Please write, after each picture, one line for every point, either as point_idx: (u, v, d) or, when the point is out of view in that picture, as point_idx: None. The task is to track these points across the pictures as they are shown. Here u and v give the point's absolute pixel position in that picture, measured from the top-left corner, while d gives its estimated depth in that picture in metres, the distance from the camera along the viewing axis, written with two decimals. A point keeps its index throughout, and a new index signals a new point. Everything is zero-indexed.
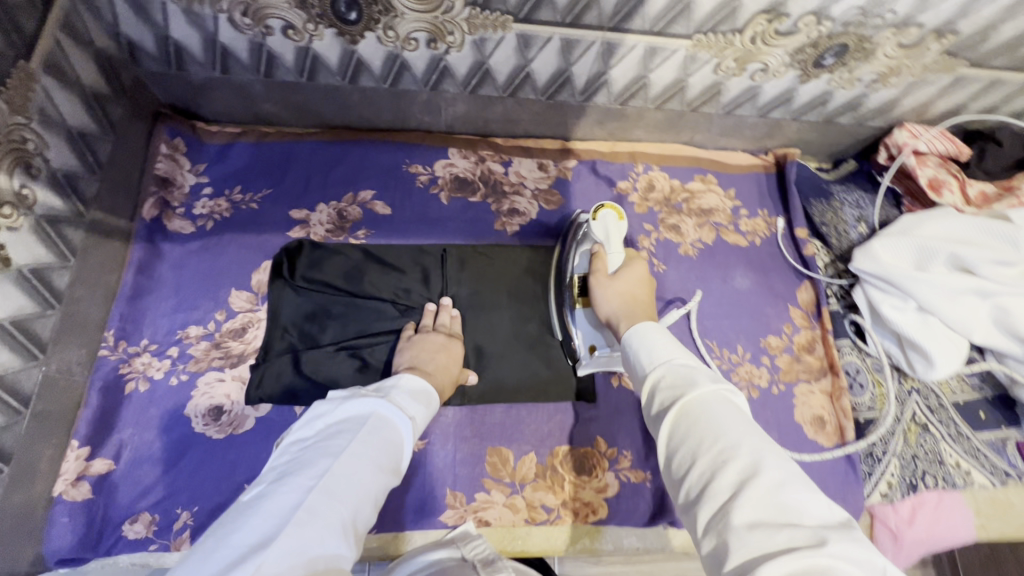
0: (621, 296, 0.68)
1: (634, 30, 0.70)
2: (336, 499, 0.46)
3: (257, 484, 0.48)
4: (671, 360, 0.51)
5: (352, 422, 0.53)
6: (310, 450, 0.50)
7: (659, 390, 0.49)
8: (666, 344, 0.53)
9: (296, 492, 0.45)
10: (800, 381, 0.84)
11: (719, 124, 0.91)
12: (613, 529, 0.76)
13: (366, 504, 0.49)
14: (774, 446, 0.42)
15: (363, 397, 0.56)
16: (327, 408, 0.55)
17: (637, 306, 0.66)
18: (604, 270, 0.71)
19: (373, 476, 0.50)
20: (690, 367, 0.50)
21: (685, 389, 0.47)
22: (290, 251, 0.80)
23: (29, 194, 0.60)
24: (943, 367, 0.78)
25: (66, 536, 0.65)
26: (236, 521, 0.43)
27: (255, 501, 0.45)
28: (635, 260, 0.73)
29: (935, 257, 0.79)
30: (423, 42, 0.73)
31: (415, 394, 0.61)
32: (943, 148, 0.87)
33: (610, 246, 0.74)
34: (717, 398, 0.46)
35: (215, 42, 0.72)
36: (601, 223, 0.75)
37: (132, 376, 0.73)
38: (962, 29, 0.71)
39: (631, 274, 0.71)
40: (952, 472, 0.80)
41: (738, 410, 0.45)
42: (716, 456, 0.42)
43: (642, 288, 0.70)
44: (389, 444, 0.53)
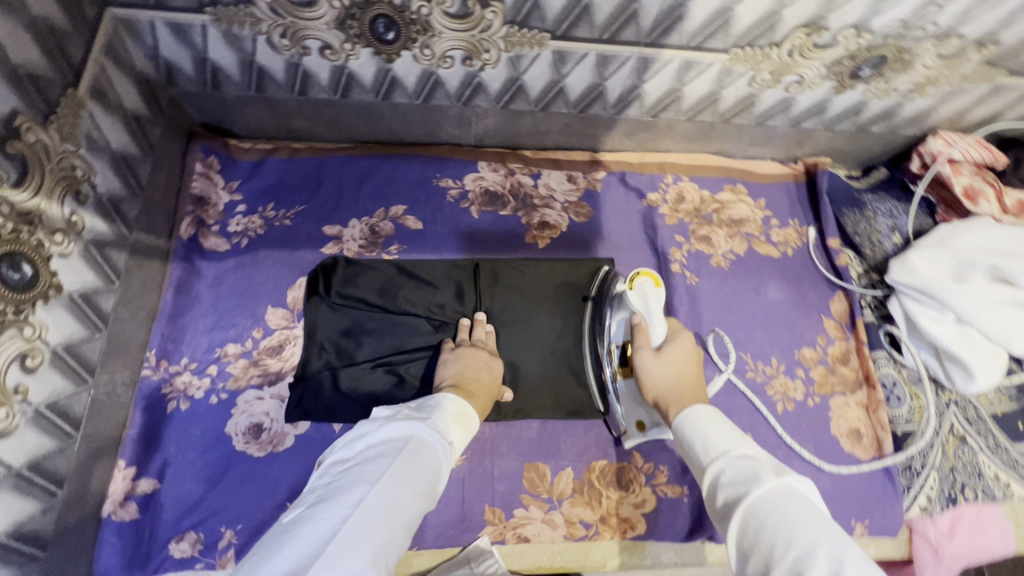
0: (668, 379, 0.64)
1: (671, 45, 0.70)
2: (370, 530, 0.46)
3: (296, 507, 0.49)
4: (729, 451, 0.52)
5: (389, 446, 0.54)
6: (347, 476, 0.50)
7: (723, 485, 0.50)
8: (721, 429, 0.54)
9: (331, 521, 0.45)
10: (835, 393, 0.84)
11: (750, 134, 0.91)
12: (651, 544, 0.76)
13: (399, 532, 0.48)
14: (850, 546, 0.41)
15: (402, 420, 0.56)
16: (368, 429, 0.56)
17: (686, 389, 0.63)
18: (648, 347, 0.67)
19: (408, 503, 0.50)
20: (751, 459, 0.50)
21: (748, 488, 0.47)
22: (325, 268, 0.81)
23: (78, 220, 0.61)
24: (983, 380, 0.77)
25: (116, 555, 0.66)
26: (272, 547, 0.44)
27: (291, 526, 0.46)
28: (681, 331, 0.68)
29: (974, 269, 0.78)
30: (459, 60, 0.73)
31: (454, 417, 0.61)
32: (978, 156, 0.86)
33: (651, 318, 0.68)
34: (784, 496, 0.45)
35: (252, 63, 0.73)
36: (639, 295, 0.69)
37: (174, 395, 0.73)
38: (1004, 40, 0.70)
39: (676, 348, 0.66)
40: (991, 484, 0.79)
41: (807, 508, 0.44)
42: (789, 564, 0.41)
43: (689, 364, 0.66)
44: (426, 470, 0.53)
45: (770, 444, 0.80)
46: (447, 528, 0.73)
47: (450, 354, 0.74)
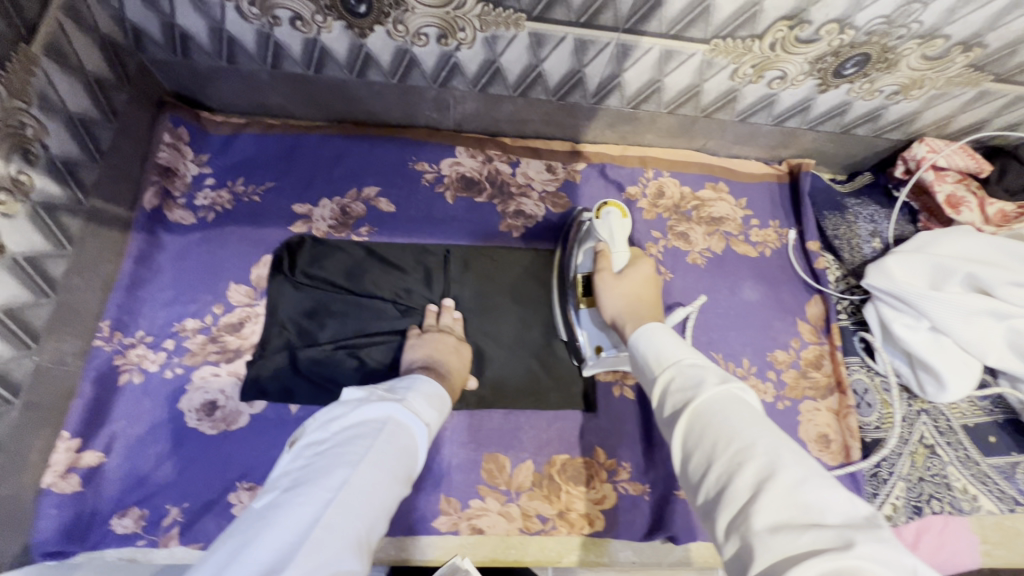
0: (626, 297, 0.66)
1: (650, 32, 0.68)
2: (353, 516, 0.43)
3: (267, 493, 0.44)
4: (681, 361, 0.49)
5: (369, 427, 0.50)
6: (325, 458, 0.46)
7: (670, 392, 0.47)
8: (673, 344, 0.52)
9: (312, 507, 0.41)
10: (806, 398, 0.83)
11: (733, 132, 0.89)
12: (609, 541, 0.74)
13: (381, 517, 0.46)
14: (789, 441, 0.40)
15: (379, 401, 0.53)
16: (342, 410, 0.51)
17: (642, 306, 0.64)
18: (609, 270, 0.69)
19: (390, 487, 0.47)
20: (700, 366, 0.48)
21: (696, 391, 0.45)
22: (291, 247, 0.79)
23: (26, 180, 0.59)
24: (954, 390, 0.76)
25: (54, 527, 0.64)
26: (245, 535, 0.40)
27: (265, 512, 0.42)
28: (642, 258, 0.70)
29: (951, 276, 0.77)
30: (433, 38, 0.71)
31: (430, 398, 0.59)
32: (962, 164, 0.85)
33: (614, 245, 0.71)
34: (728, 397, 0.43)
35: (222, 31, 0.71)
36: (604, 223, 0.72)
37: (127, 368, 0.72)
38: (990, 43, 0.69)
39: (636, 272, 0.69)
40: (959, 497, 0.78)
41: (751, 408, 0.43)
42: (730, 458, 0.39)
43: (647, 288, 0.67)
44: (406, 452, 0.51)
45: None
46: (400, 516, 0.72)
47: (417, 338, 0.73)
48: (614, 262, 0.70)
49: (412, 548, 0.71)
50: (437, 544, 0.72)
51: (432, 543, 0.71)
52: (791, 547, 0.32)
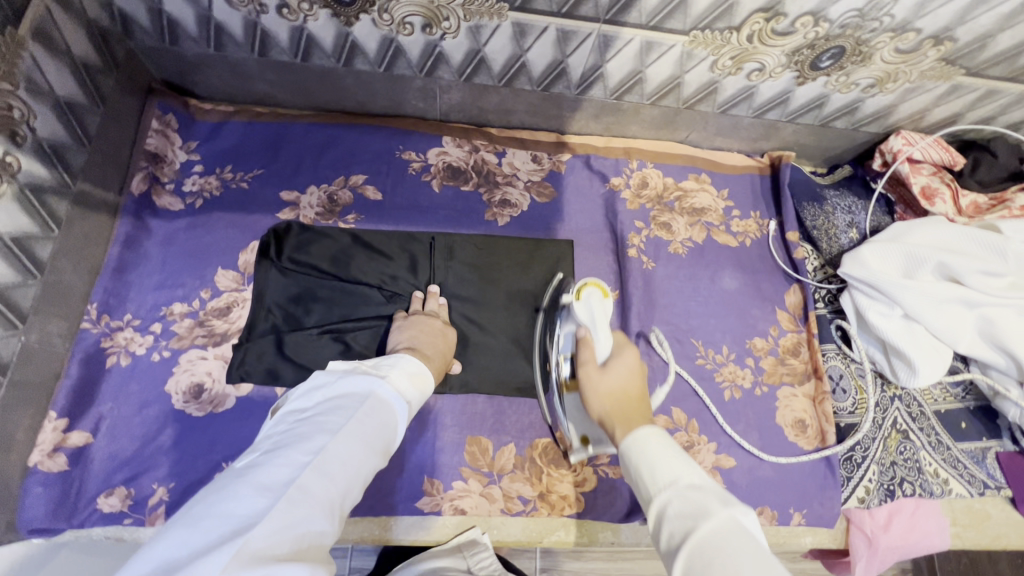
0: (612, 395, 0.62)
1: (630, 23, 0.70)
2: (328, 480, 0.45)
3: (248, 454, 0.46)
4: (677, 482, 0.48)
5: (350, 398, 0.52)
6: (306, 425, 0.48)
7: (668, 519, 0.46)
8: (667, 453, 0.51)
9: (290, 467, 0.43)
10: (783, 384, 0.84)
11: (715, 124, 0.91)
12: (591, 523, 0.76)
13: (356, 484, 0.48)
14: None
15: (361, 374, 0.55)
16: (326, 381, 0.53)
17: (628, 405, 0.60)
18: (592, 361, 0.66)
19: (366, 457, 0.49)
20: (699, 489, 0.47)
21: (695, 523, 0.43)
22: (278, 233, 0.80)
23: (13, 162, 0.60)
24: (925, 375, 0.78)
25: (41, 506, 0.65)
26: (223, 489, 0.42)
27: (245, 470, 0.43)
28: (626, 346, 0.67)
29: (922, 265, 0.79)
30: (418, 27, 0.72)
31: (413, 378, 0.60)
32: (937, 157, 0.87)
33: (596, 330, 0.69)
34: (729, 532, 0.42)
35: (209, 19, 0.72)
36: (584, 304, 0.72)
37: (114, 350, 0.73)
38: (960, 37, 0.70)
39: (621, 363, 0.65)
40: (930, 480, 0.81)
41: (756, 545, 0.41)
42: None
43: (633, 381, 0.64)
44: (384, 425, 0.52)
45: (713, 430, 0.81)
46: (384, 498, 0.73)
47: (403, 321, 0.74)
48: (596, 351, 0.67)
49: (397, 528, 0.73)
50: (420, 525, 0.73)
51: (416, 524, 0.73)
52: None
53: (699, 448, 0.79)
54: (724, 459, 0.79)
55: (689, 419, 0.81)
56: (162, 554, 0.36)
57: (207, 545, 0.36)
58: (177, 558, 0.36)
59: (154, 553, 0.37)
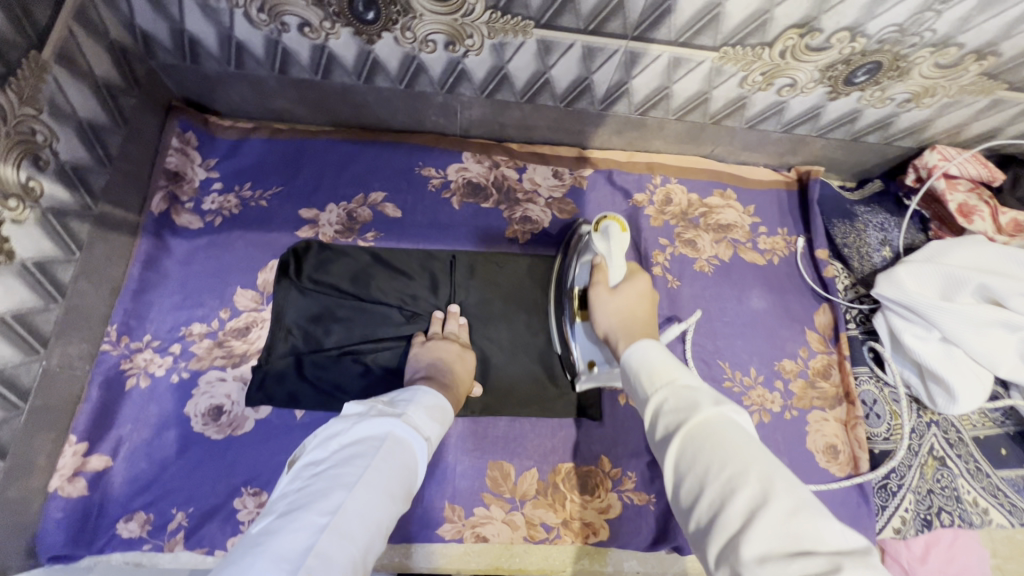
0: (620, 313, 0.63)
1: (659, 40, 0.68)
2: (347, 540, 0.43)
3: (264, 516, 0.44)
4: (673, 382, 0.48)
5: (366, 446, 0.49)
6: (321, 480, 0.46)
7: (664, 414, 0.46)
8: (665, 362, 0.50)
9: (307, 532, 0.41)
10: (813, 408, 0.82)
11: (741, 138, 0.89)
12: (614, 551, 0.74)
13: (377, 538, 0.46)
14: (782, 467, 0.40)
15: (376, 417, 0.53)
16: (340, 427, 0.51)
17: (635, 324, 0.61)
18: (603, 283, 0.67)
19: (386, 507, 0.47)
20: (695, 388, 0.47)
21: (690, 415, 0.44)
22: (298, 252, 0.79)
23: (36, 186, 0.59)
24: (965, 402, 0.75)
25: (60, 531, 0.64)
26: (240, 560, 0.40)
27: (261, 538, 0.41)
28: (639, 273, 0.68)
29: (962, 287, 0.75)
30: (441, 44, 0.71)
31: (430, 410, 0.59)
32: (975, 172, 0.84)
33: (611, 259, 0.68)
34: (721, 423, 0.43)
35: (231, 38, 0.72)
36: (602, 237, 0.69)
37: (133, 372, 0.72)
38: (1004, 51, 0.67)
39: (632, 287, 0.66)
40: (969, 509, 0.77)
41: (742, 432, 0.42)
42: (723, 485, 0.39)
43: (642, 304, 0.65)
44: (404, 469, 0.50)
45: None
46: (403, 523, 0.72)
47: (422, 345, 0.73)
48: (609, 275, 0.67)
49: (415, 555, 0.71)
50: (440, 552, 0.71)
51: (436, 550, 0.71)
52: (781, 574, 0.32)
53: None
54: None
55: None
56: None
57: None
58: None
59: None
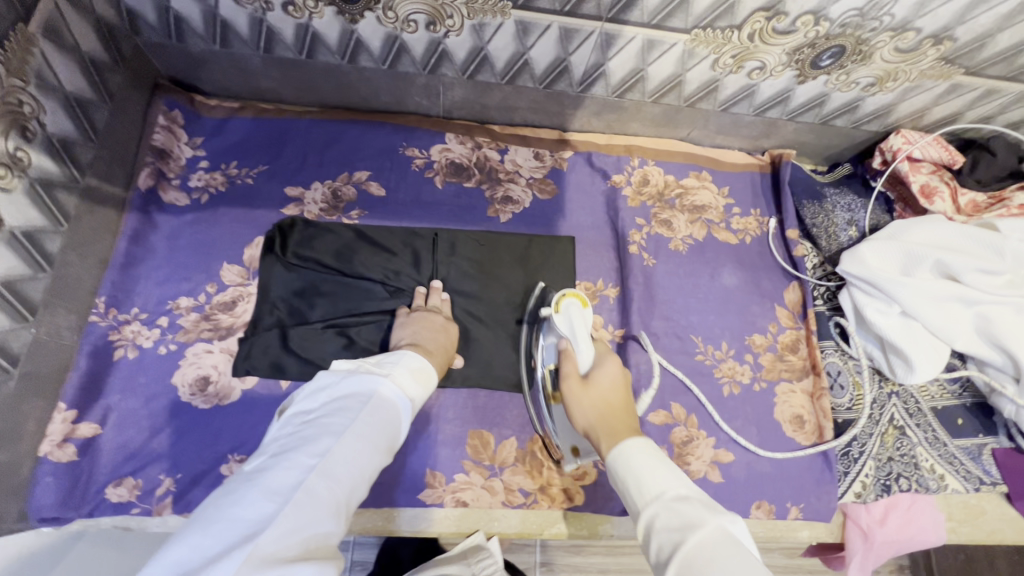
0: (595, 407, 0.64)
1: (632, 22, 0.70)
2: (333, 481, 0.45)
3: (258, 457, 0.47)
4: (665, 494, 0.50)
5: (355, 399, 0.52)
6: (312, 427, 0.49)
7: (658, 532, 0.48)
8: (654, 468, 0.53)
9: (296, 471, 0.44)
10: (781, 380, 0.85)
11: (716, 122, 0.92)
12: (590, 515, 0.77)
13: (361, 484, 0.49)
14: None
15: (364, 374, 0.55)
16: (330, 381, 0.54)
17: (612, 416, 0.62)
18: (574, 373, 0.68)
19: (371, 456, 0.50)
20: (686, 501, 0.49)
21: (684, 535, 0.46)
22: (283, 229, 0.81)
23: (23, 157, 0.61)
24: (922, 371, 0.79)
25: (50, 494, 0.66)
26: (234, 494, 0.43)
27: (254, 474, 0.44)
28: (607, 356, 0.69)
29: (920, 263, 0.79)
30: (422, 24, 0.73)
31: (415, 372, 0.61)
32: (936, 155, 0.88)
33: (577, 342, 0.70)
34: (716, 542, 0.44)
35: (216, 16, 0.73)
36: (565, 317, 0.72)
37: (121, 343, 0.74)
38: (959, 36, 0.71)
39: (603, 373, 0.67)
40: (926, 476, 0.82)
41: (739, 552, 0.44)
42: None
43: (616, 390, 0.66)
44: (388, 423, 0.53)
45: (713, 425, 0.82)
46: (388, 489, 0.74)
47: (406, 317, 0.75)
48: (578, 362, 0.69)
49: (399, 519, 0.74)
50: (422, 516, 0.74)
51: (419, 514, 0.74)
52: None
53: (698, 443, 0.80)
54: (722, 454, 0.80)
55: (689, 414, 0.82)
56: (176, 557, 0.38)
57: (219, 551, 0.38)
58: (193, 562, 0.37)
59: (167, 556, 0.38)
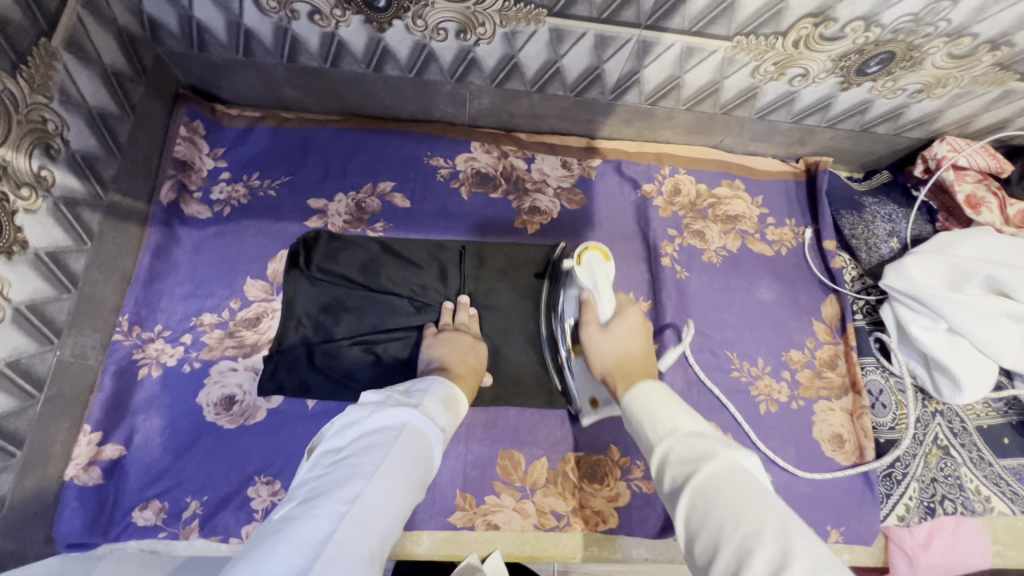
0: (614, 353, 0.63)
1: (672, 29, 0.67)
2: (365, 528, 0.42)
3: (286, 501, 0.44)
4: (678, 428, 0.48)
5: (384, 434, 0.50)
6: (342, 467, 0.46)
7: (670, 464, 0.46)
8: (669, 406, 0.50)
9: (327, 519, 0.41)
10: (820, 398, 0.82)
11: (751, 129, 0.89)
12: (623, 538, 0.75)
13: (394, 527, 0.46)
14: (799, 523, 0.38)
15: (393, 406, 0.53)
16: (358, 415, 0.52)
17: (632, 364, 0.61)
18: (594, 322, 0.65)
19: (404, 496, 0.47)
20: (700, 436, 0.47)
21: (697, 465, 0.43)
22: (307, 242, 0.78)
23: (47, 175, 0.59)
24: (971, 392, 0.75)
25: (76, 518, 0.65)
26: (261, 545, 0.39)
27: (281, 523, 0.41)
28: (629, 308, 0.66)
29: (971, 278, 0.76)
30: (452, 32, 0.70)
31: (444, 403, 0.59)
32: (983, 163, 0.84)
33: (600, 293, 0.66)
34: (732, 473, 0.42)
35: (239, 25, 0.71)
36: (586, 269, 0.67)
37: (145, 362, 0.72)
38: (1018, 42, 0.67)
39: (624, 323, 0.65)
40: (971, 498, 0.78)
41: (755, 483, 0.41)
42: (738, 545, 0.37)
43: (636, 339, 0.64)
44: (420, 460, 0.50)
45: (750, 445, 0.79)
46: (416, 511, 0.72)
47: (433, 337, 0.72)
48: (600, 312, 0.66)
49: (428, 541, 0.72)
50: (452, 539, 0.72)
51: (449, 537, 0.72)
52: None
53: None
54: None
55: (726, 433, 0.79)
56: None
57: None
58: None
59: None
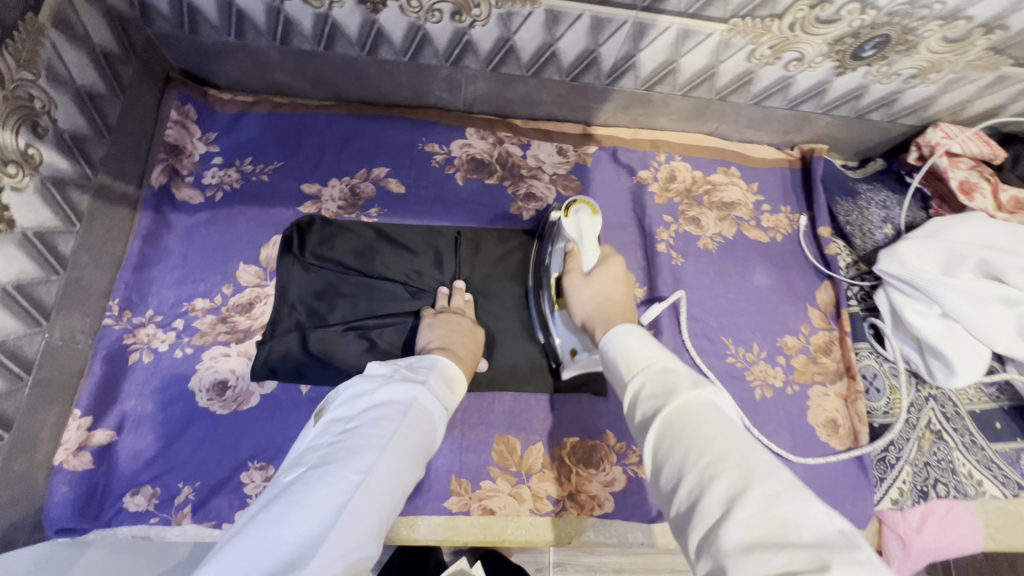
0: (594, 298, 0.63)
1: (668, 11, 0.67)
2: (375, 500, 0.42)
3: (295, 467, 0.44)
4: (651, 366, 0.48)
5: (393, 409, 0.49)
6: (353, 437, 0.45)
7: (641, 400, 0.46)
8: (645, 348, 0.50)
9: (340, 488, 0.41)
10: (814, 383, 0.83)
11: (747, 115, 0.89)
12: (618, 523, 0.74)
13: (398, 500, 0.46)
14: (761, 453, 0.39)
15: (403, 382, 0.52)
16: (367, 388, 0.51)
17: (612, 307, 0.61)
18: (576, 271, 0.66)
19: (410, 472, 0.47)
20: (672, 372, 0.47)
21: (667, 399, 0.44)
22: (301, 227, 0.78)
23: (35, 154, 0.58)
24: (964, 375, 0.76)
25: (65, 503, 0.64)
26: (273, 508, 0.39)
27: (293, 488, 0.41)
28: (612, 257, 0.67)
29: (964, 263, 0.76)
30: (447, 14, 0.70)
31: (447, 381, 0.59)
32: (977, 150, 0.85)
33: (584, 244, 0.68)
34: (699, 407, 0.42)
35: (231, 6, 0.70)
36: (572, 221, 0.70)
37: (136, 347, 0.72)
38: (1012, 25, 0.68)
39: (605, 271, 0.65)
40: (964, 482, 0.78)
41: (721, 416, 0.42)
42: (701, 473, 0.38)
43: (618, 287, 0.64)
44: (424, 436, 0.50)
45: None
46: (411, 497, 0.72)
47: (431, 318, 0.72)
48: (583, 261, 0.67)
49: (423, 527, 0.71)
50: (447, 525, 0.71)
51: (444, 523, 0.72)
52: (765, 563, 0.31)
53: None
54: None
55: None
56: None
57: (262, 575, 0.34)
58: None
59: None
